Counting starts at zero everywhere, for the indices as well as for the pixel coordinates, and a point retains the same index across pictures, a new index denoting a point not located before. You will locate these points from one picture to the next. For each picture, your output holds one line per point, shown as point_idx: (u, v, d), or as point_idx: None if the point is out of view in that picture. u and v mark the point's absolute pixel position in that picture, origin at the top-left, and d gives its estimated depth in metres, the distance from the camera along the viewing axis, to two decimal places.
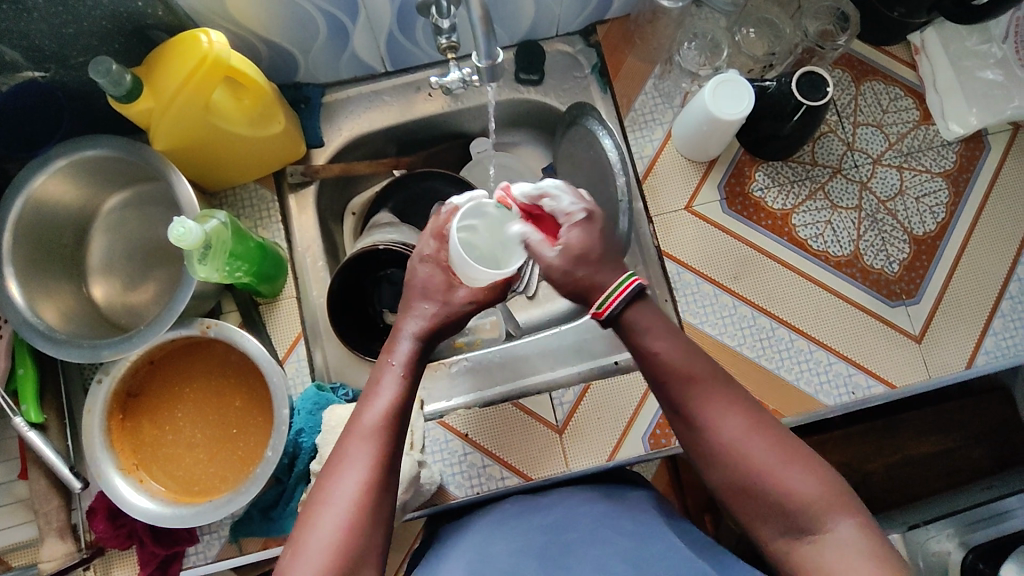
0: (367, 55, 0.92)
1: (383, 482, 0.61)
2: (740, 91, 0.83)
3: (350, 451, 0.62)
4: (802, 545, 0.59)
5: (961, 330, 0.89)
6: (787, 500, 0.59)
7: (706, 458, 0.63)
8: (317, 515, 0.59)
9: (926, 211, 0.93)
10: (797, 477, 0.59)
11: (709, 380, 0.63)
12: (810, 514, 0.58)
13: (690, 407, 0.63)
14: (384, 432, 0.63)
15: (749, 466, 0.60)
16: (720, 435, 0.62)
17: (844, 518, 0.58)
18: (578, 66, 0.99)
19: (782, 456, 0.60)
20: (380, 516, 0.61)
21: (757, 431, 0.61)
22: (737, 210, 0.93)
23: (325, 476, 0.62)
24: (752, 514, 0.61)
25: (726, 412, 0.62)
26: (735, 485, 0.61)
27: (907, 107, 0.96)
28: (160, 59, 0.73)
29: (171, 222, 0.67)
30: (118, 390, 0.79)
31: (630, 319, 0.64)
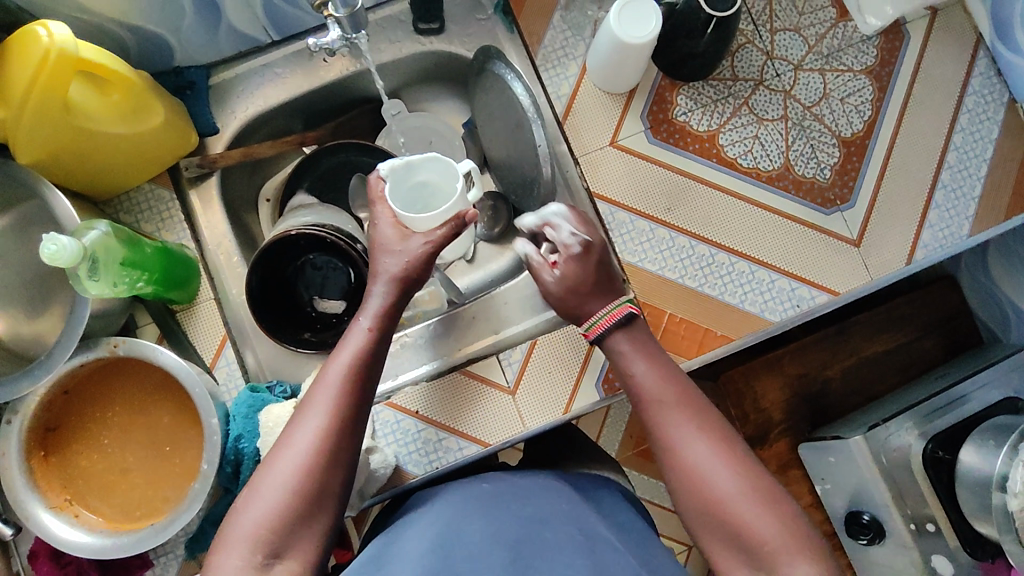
0: (246, 26, 0.85)
1: (342, 429, 0.62)
2: (645, 11, 0.78)
3: (312, 400, 0.64)
4: None
5: (898, 228, 0.88)
6: (744, 536, 0.61)
7: (678, 488, 0.65)
8: (277, 456, 0.61)
9: (852, 111, 0.90)
10: (759, 521, 0.61)
11: (682, 412, 0.67)
12: (764, 555, 0.60)
13: (664, 437, 0.67)
14: (346, 383, 0.64)
15: (713, 499, 0.63)
16: (686, 461, 0.65)
17: (799, 561, 0.59)
18: (480, 7, 0.92)
19: (750, 498, 0.62)
20: (339, 459, 0.62)
21: (727, 464, 0.64)
22: (663, 138, 0.89)
23: (289, 423, 0.64)
24: (713, 540, 0.63)
25: (695, 438, 0.65)
26: (701, 516, 0.64)
27: (823, 6, 0.92)
28: (2, 62, 0.65)
29: (41, 240, 0.60)
30: (34, 426, 0.73)
31: (613, 344, 0.72)
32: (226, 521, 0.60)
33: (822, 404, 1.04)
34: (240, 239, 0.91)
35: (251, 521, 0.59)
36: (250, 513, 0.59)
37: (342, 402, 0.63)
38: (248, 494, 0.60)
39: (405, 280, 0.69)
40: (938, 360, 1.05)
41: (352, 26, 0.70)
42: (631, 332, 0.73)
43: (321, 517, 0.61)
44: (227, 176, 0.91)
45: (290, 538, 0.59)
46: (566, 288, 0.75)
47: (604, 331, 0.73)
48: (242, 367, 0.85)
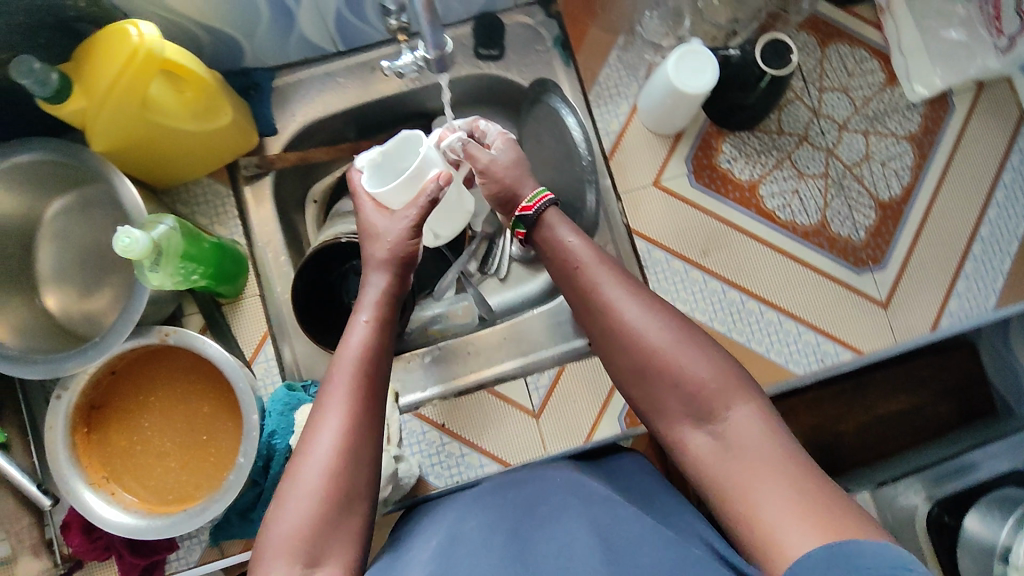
0: (316, 36, 0.87)
1: (360, 422, 0.63)
2: (704, 63, 0.80)
3: (327, 398, 0.64)
4: (699, 437, 0.61)
5: (926, 295, 0.91)
6: (684, 386, 0.62)
7: (614, 346, 0.67)
8: (302, 462, 0.61)
9: (891, 175, 0.92)
10: (693, 362, 0.62)
11: (609, 273, 0.69)
12: (705, 398, 0.61)
13: (597, 294, 0.68)
14: (355, 375, 0.65)
15: (649, 354, 0.64)
16: (621, 318, 0.66)
17: (746, 402, 0.60)
18: (539, 39, 0.95)
19: (686, 346, 0.63)
20: (362, 455, 0.62)
21: (660, 320, 0.65)
22: (705, 183, 0.92)
23: (306, 428, 0.63)
24: (657, 405, 0.64)
25: (628, 301, 0.66)
26: (637, 373, 0.65)
27: (873, 70, 0.94)
28: (88, 53, 0.66)
29: (115, 234, 0.63)
30: (81, 404, 0.76)
31: (550, 225, 0.73)
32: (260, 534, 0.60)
33: (835, 457, 1.04)
34: (287, 239, 0.94)
35: (285, 527, 0.58)
36: (284, 519, 0.58)
37: (358, 398, 0.64)
38: (278, 505, 0.60)
39: (395, 262, 0.71)
40: (950, 422, 1.07)
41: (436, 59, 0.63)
42: (549, 219, 0.73)
43: (352, 517, 0.60)
44: (280, 177, 0.94)
45: (327, 543, 0.58)
46: (497, 168, 0.75)
47: (531, 221, 0.73)
48: (280, 364, 0.88)
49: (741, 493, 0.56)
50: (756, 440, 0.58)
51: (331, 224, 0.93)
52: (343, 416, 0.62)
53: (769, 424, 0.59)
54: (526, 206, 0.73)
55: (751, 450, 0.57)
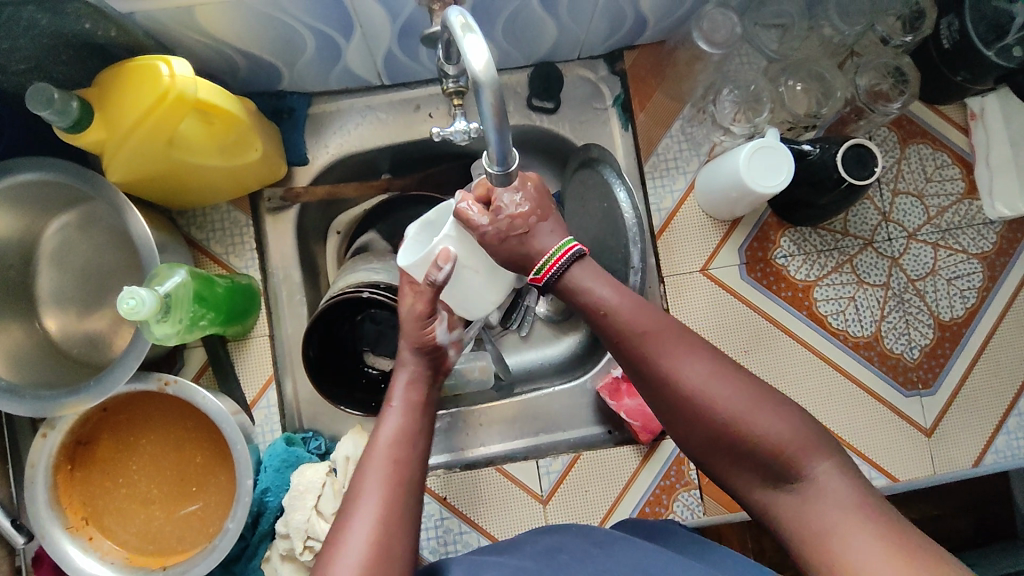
0: (361, 69, 0.80)
1: (400, 515, 0.51)
2: (779, 161, 0.74)
3: (358, 492, 0.52)
4: (783, 498, 0.50)
5: (974, 428, 0.85)
6: (766, 454, 0.50)
7: (676, 419, 0.54)
8: (330, 574, 0.48)
9: (956, 294, 0.86)
10: (773, 420, 0.50)
11: (654, 324, 0.55)
12: (788, 462, 0.49)
13: (647, 359, 0.54)
14: (393, 462, 0.54)
15: (721, 427, 0.51)
16: (684, 385, 0.52)
17: (824, 458, 0.49)
18: (599, 96, 0.88)
19: (758, 403, 0.51)
20: (405, 557, 0.50)
21: (723, 376, 0.52)
22: (756, 277, 0.85)
23: (330, 532, 0.51)
24: (737, 478, 0.53)
25: (687, 357, 0.53)
26: (710, 447, 0.53)
27: (953, 177, 0.87)
28: (114, 84, 0.61)
29: (120, 292, 0.58)
30: (67, 441, 0.72)
31: (575, 279, 0.59)
32: None
33: None
34: (305, 274, 0.88)
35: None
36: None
37: (395, 487, 0.52)
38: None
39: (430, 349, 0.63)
40: None
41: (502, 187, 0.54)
42: (580, 267, 0.60)
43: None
44: (305, 209, 0.88)
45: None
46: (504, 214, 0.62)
47: (556, 275, 0.60)
48: (281, 410, 0.82)
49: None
50: (854, 501, 0.47)
51: (351, 267, 0.86)
52: (379, 513, 0.50)
53: (860, 485, 0.48)
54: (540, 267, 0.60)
55: (852, 515, 0.46)
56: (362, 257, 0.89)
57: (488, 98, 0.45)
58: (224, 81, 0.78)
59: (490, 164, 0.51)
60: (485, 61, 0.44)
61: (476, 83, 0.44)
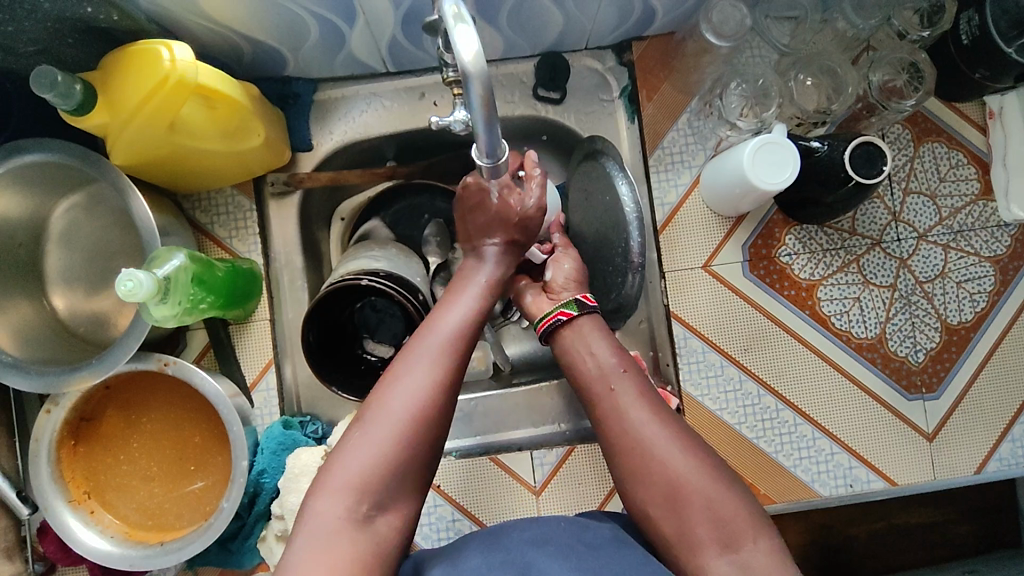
0: (366, 56, 0.80)
1: (456, 371, 0.57)
2: (785, 157, 0.72)
3: (426, 339, 0.59)
4: (720, 564, 0.53)
5: (977, 434, 0.83)
6: (710, 515, 0.55)
7: (632, 470, 0.59)
8: (386, 394, 0.55)
9: (965, 298, 0.84)
10: (720, 490, 0.55)
11: (633, 390, 0.63)
12: (731, 528, 0.54)
13: (619, 411, 0.62)
14: (458, 336, 0.60)
15: (673, 477, 0.57)
16: (648, 442, 0.59)
17: (762, 535, 0.54)
18: (606, 87, 0.88)
19: (714, 474, 0.57)
20: (448, 407, 0.56)
21: (685, 442, 0.59)
22: (760, 274, 0.84)
23: (388, 370, 0.57)
24: (679, 532, 0.56)
25: (655, 423, 0.60)
26: (659, 500, 0.57)
27: (968, 178, 0.85)
28: (116, 67, 0.62)
29: (118, 275, 0.60)
30: (70, 418, 0.73)
31: (581, 328, 0.70)
32: (320, 471, 0.53)
33: (839, 558, 1.02)
34: (307, 260, 0.89)
35: (358, 462, 0.52)
36: (359, 453, 0.52)
37: (456, 351, 0.58)
38: (355, 434, 0.53)
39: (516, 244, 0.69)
40: (970, 547, 1.02)
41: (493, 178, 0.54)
42: (586, 321, 0.70)
43: (423, 471, 0.55)
44: (309, 195, 0.88)
45: (396, 486, 0.53)
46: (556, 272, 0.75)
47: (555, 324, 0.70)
48: (281, 395, 0.84)
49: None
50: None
51: (353, 254, 0.86)
52: (441, 361, 0.57)
53: (789, 569, 0.52)
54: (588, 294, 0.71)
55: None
56: (364, 244, 0.89)
57: (476, 89, 0.45)
58: (230, 65, 0.78)
59: (480, 156, 0.51)
60: (475, 52, 0.44)
61: (465, 74, 0.44)
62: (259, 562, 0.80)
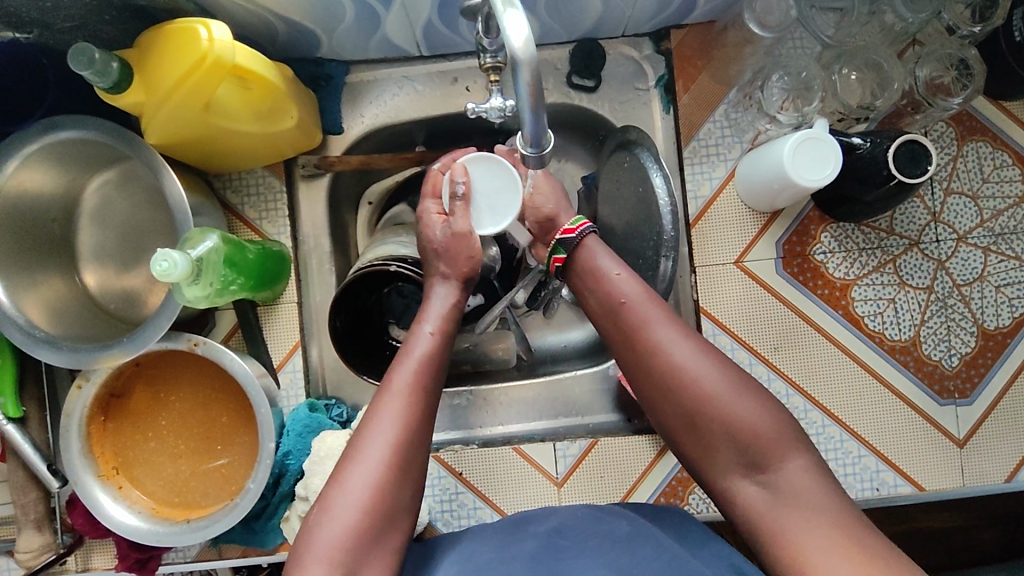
0: (400, 39, 0.79)
1: (416, 434, 0.58)
2: (826, 152, 0.71)
3: (381, 404, 0.59)
4: (748, 485, 0.55)
5: (1009, 442, 0.82)
6: (737, 437, 0.55)
7: (656, 392, 0.59)
8: (346, 470, 0.56)
9: (1003, 303, 0.82)
10: (746, 409, 0.55)
11: (651, 308, 0.61)
12: (758, 449, 0.54)
13: (643, 333, 0.60)
14: (416, 391, 0.60)
15: (697, 399, 0.57)
16: (670, 360, 0.58)
17: (792, 453, 0.54)
18: (641, 76, 0.86)
19: (738, 392, 0.56)
20: (409, 471, 0.57)
21: (710, 361, 0.58)
22: (793, 272, 0.83)
23: (354, 436, 0.58)
24: (704, 454, 0.57)
25: (676, 340, 0.59)
26: (685, 424, 0.58)
27: (1012, 179, 0.83)
28: (152, 46, 0.61)
29: (153, 255, 0.60)
30: (100, 394, 0.74)
31: (591, 250, 0.68)
32: (298, 539, 0.55)
33: None
34: (335, 245, 0.89)
35: (328, 536, 0.53)
36: (327, 530, 0.53)
37: (413, 412, 0.59)
38: (320, 510, 0.55)
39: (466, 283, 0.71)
40: (993, 554, 1.01)
41: (535, 168, 0.53)
42: (587, 246, 0.68)
43: (393, 534, 0.56)
44: (338, 178, 0.88)
45: (367, 553, 0.54)
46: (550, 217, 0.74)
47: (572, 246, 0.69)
48: (306, 377, 0.84)
49: (797, 559, 0.50)
50: (815, 493, 0.52)
51: (381, 239, 0.86)
52: (398, 426, 0.57)
53: (827, 485, 0.53)
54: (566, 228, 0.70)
55: (810, 508, 0.52)
56: (392, 229, 0.89)
57: (524, 76, 0.44)
58: (264, 45, 0.78)
59: (524, 145, 0.50)
60: (524, 38, 0.43)
61: (513, 60, 0.43)
62: (281, 542, 0.80)
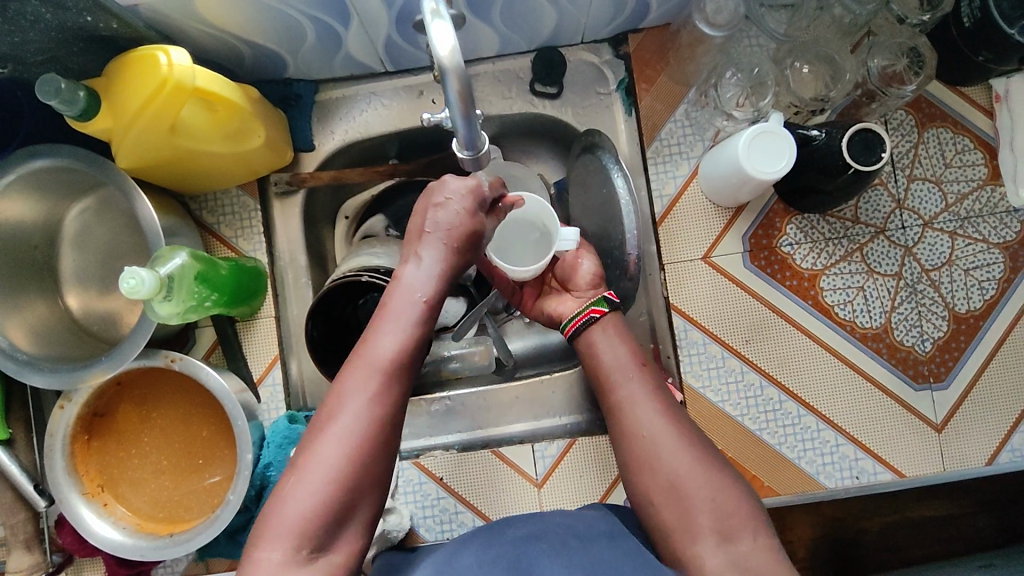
0: (363, 56, 0.82)
1: (389, 410, 0.58)
2: (781, 146, 0.72)
3: (354, 380, 0.58)
4: (715, 552, 0.55)
5: (986, 426, 0.82)
6: (713, 506, 0.58)
7: (639, 460, 0.62)
8: (320, 439, 0.56)
9: (974, 286, 0.83)
10: (724, 487, 0.59)
11: (648, 380, 0.66)
12: (731, 522, 0.57)
13: (633, 402, 0.64)
14: (392, 364, 0.59)
15: (680, 468, 0.60)
16: (658, 431, 0.62)
17: (760, 532, 0.57)
18: (602, 80, 0.88)
19: (716, 470, 0.60)
20: (384, 445, 0.57)
21: (692, 441, 0.61)
22: (760, 265, 0.84)
23: (326, 403, 0.58)
24: (674, 521, 0.58)
25: (667, 419, 0.63)
26: (663, 488, 0.59)
27: (975, 163, 0.84)
28: (118, 74, 0.64)
29: (121, 273, 0.62)
30: (83, 413, 0.76)
31: (603, 326, 0.71)
32: (266, 508, 0.55)
33: (851, 551, 1.01)
34: (311, 259, 0.91)
35: (296, 511, 0.53)
36: (295, 500, 0.54)
37: (387, 384, 0.58)
38: (290, 482, 0.55)
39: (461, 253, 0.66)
40: (987, 539, 1.00)
41: (476, 171, 0.54)
42: (612, 319, 0.72)
43: (364, 509, 0.56)
44: (312, 194, 0.90)
45: (334, 530, 0.54)
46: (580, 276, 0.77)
47: (578, 330, 0.71)
48: (286, 389, 0.85)
49: None
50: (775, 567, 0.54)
51: (356, 251, 0.88)
52: (377, 399, 0.57)
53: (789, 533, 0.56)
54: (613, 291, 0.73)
55: None
56: (367, 242, 0.91)
57: (453, 85, 0.45)
58: (232, 69, 0.80)
59: (461, 148, 0.51)
60: (451, 47, 0.44)
61: (441, 69, 0.44)
62: None
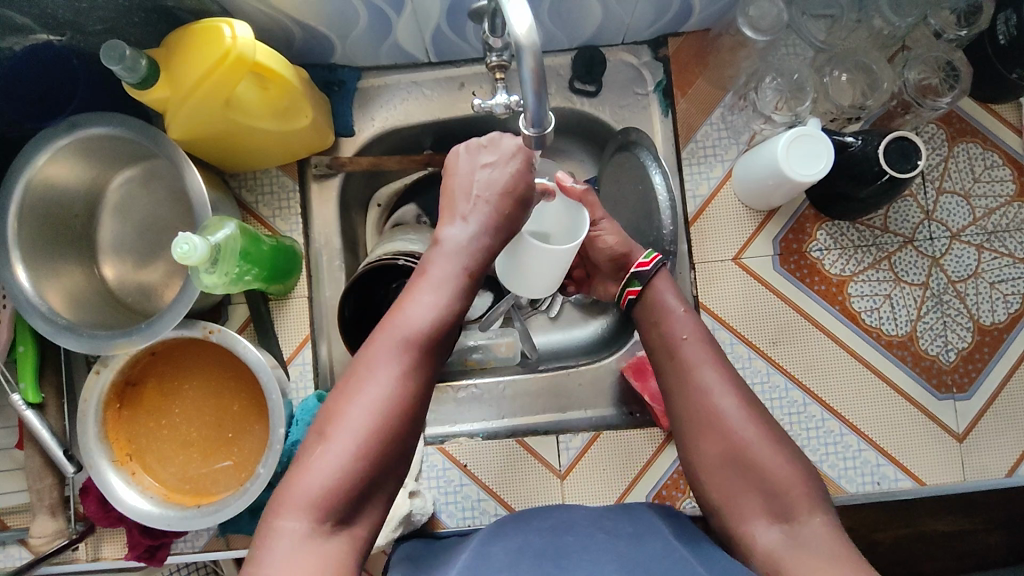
0: (410, 45, 0.83)
1: (413, 381, 0.58)
2: (819, 149, 0.74)
3: (380, 349, 0.58)
4: (771, 532, 0.57)
5: (1007, 438, 0.82)
6: (767, 483, 0.59)
7: (697, 433, 0.63)
8: (344, 407, 0.56)
9: (998, 299, 0.84)
10: (780, 461, 0.60)
11: (705, 349, 0.66)
12: (787, 499, 0.58)
13: (690, 369, 0.65)
14: (418, 333, 0.59)
15: (737, 443, 0.61)
16: (716, 404, 0.63)
17: (817, 511, 0.57)
18: (640, 81, 0.89)
19: (773, 443, 0.61)
20: (407, 417, 0.57)
21: (750, 414, 0.62)
22: (790, 269, 0.85)
23: (353, 373, 0.58)
24: (731, 499, 0.60)
25: (725, 392, 0.63)
26: (721, 462, 0.61)
27: (1003, 179, 0.85)
28: (179, 46, 0.65)
29: (176, 237, 0.63)
30: (117, 380, 0.77)
31: (657, 289, 0.71)
32: (286, 477, 0.55)
33: None
34: (345, 243, 0.91)
35: (316, 481, 0.53)
36: (315, 469, 0.53)
37: (414, 354, 0.58)
38: (311, 452, 0.54)
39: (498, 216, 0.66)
40: (997, 557, 1.01)
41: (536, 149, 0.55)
42: (660, 280, 0.72)
43: (385, 488, 0.56)
44: (348, 179, 0.91)
45: (354, 503, 0.54)
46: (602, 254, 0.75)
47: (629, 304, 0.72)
48: (315, 369, 0.86)
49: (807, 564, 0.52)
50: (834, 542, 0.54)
51: (389, 237, 0.89)
52: (401, 369, 0.57)
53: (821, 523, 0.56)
54: (641, 261, 0.72)
55: (825, 551, 0.54)
56: (401, 229, 0.92)
57: (527, 62, 0.47)
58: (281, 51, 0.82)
59: (526, 126, 0.52)
60: (527, 27, 0.46)
61: (516, 46, 0.46)
62: None
